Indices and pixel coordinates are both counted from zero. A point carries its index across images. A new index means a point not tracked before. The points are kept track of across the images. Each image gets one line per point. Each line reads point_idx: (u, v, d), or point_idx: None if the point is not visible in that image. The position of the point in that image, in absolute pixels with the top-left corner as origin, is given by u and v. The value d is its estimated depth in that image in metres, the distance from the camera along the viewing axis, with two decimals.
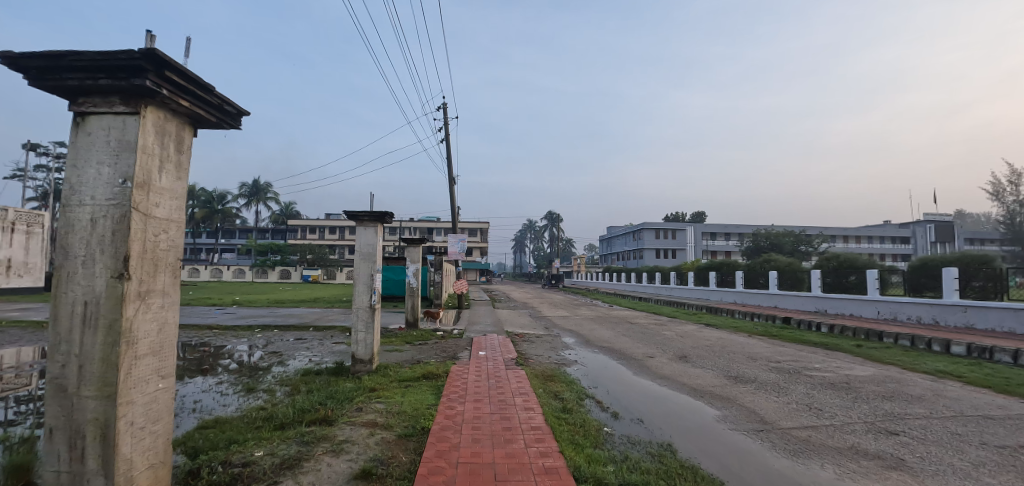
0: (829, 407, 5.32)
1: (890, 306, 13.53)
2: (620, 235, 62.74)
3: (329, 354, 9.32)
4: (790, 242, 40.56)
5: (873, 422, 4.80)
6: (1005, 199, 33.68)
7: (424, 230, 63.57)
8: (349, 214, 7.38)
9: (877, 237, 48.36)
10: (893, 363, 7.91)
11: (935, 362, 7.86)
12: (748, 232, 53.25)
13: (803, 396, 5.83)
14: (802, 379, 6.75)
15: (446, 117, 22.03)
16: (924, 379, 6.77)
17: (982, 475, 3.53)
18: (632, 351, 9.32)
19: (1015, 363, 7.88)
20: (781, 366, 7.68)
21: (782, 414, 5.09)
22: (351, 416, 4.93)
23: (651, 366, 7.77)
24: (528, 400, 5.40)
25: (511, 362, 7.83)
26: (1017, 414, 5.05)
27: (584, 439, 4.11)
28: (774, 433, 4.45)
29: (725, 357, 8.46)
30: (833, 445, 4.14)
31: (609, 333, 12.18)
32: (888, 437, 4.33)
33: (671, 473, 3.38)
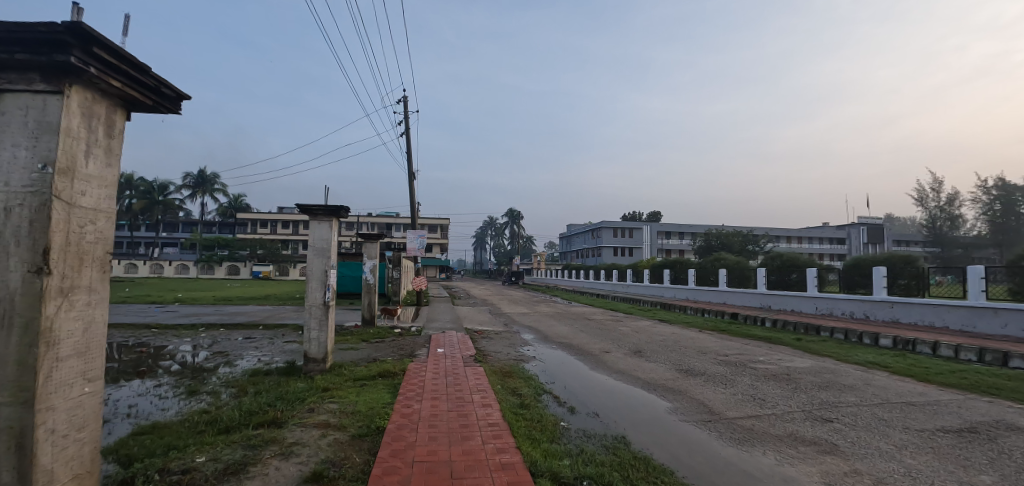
0: (772, 397, 5.61)
1: (827, 302, 14.48)
2: (579, 234, 63.79)
3: (280, 354, 8.94)
4: (738, 242, 42.59)
5: (810, 410, 5.10)
6: (928, 204, 36.70)
7: (383, 225, 62.17)
8: (302, 207, 7.09)
9: (817, 238, 51.60)
10: (829, 355, 8.46)
11: (865, 354, 8.48)
12: (700, 232, 55.52)
13: (748, 387, 6.12)
14: (748, 371, 7.09)
15: (407, 110, 21.55)
16: (855, 370, 7.28)
17: (904, 456, 3.83)
18: (590, 346, 9.51)
19: (934, 354, 8.62)
20: (729, 359, 8.06)
21: (728, 405, 5.33)
22: (302, 417, 4.75)
23: (607, 362, 7.94)
24: (486, 397, 5.39)
25: (470, 359, 7.80)
26: (934, 400, 5.53)
27: (541, 434, 4.15)
28: (721, 423, 4.66)
29: (677, 352, 8.77)
30: (774, 433, 4.37)
31: (567, 329, 12.37)
32: (823, 424, 4.63)
33: (624, 465, 3.46)
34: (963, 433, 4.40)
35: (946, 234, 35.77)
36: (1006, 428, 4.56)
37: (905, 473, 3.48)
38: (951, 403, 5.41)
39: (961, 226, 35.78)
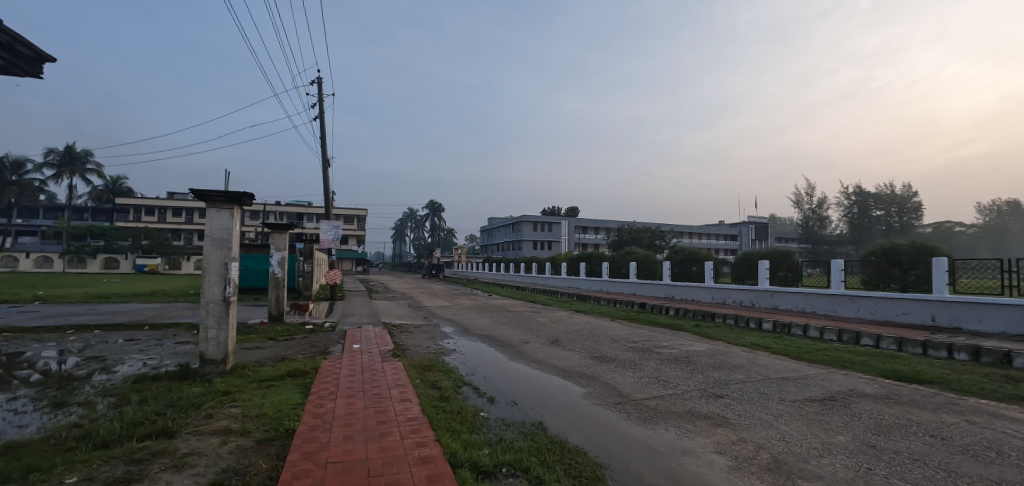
0: (673, 379, 6.13)
1: (721, 292, 16.12)
2: (500, 228, 64.48)
3: (171, 356, 8.02)
4: (647, 237, 45.74)
5: (705, 388, 5.66)
6: (802, 206, 42.22)
7: (293, 215, 58.08)
8: (197, 192, 6.38)
9: (713, 235, 57.12)
10: (722, 339, 9.42)
11: (752, 337, 9.57)
12: (614, 227, 58.88)
13: (654, 370, 6.62)
14: (654, 356, 7.67)
15: (321, 92, 20.26)
16: (743, 351, 8.17)
17: (780, 423, 4.39)
18: (509, 337, 9.70)
19: (805, 335, 9.95)
20: (637, 346, 8.67)
21: (636, 387, 5.74)
22: (199, 425, 4.32)
23: (525, 352, 8.15)
24: (404, 392, 5.28)
25: (388, 354, 7.58)
26: (804, 374, 6.39)
27: (461, 426, 4.15)
28: (629, 404, 5.01)
29: (591, 340, 9.23)
30: (675, 410, 4.79)
31: (487, 321, 12.51)
32: (716, 400, 5.16)
33: (542, 449, 3.58)
34: (824, 401, 5.15)
35: (815, 232, 41.48)
36: (856, 395, 5.42)
37: (780, 438, 4.00)
38: (816, 376, 6.29)
39: (827, 226, 41.64)
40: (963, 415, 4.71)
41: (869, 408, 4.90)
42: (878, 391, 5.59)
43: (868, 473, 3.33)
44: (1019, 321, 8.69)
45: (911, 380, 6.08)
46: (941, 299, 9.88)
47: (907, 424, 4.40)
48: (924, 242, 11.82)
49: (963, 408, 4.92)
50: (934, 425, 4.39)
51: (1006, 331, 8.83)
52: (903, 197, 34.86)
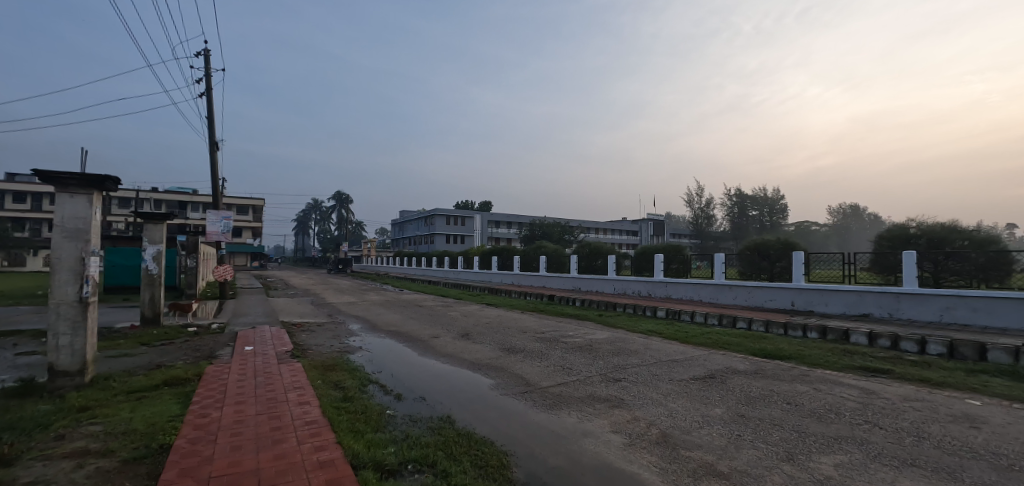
0: (577, 366, 6.45)
1: (622, 283, 17.30)
2: (412, 221, 62.90)
3: (6, 370, 6.68)
4: (557, 232, 47.56)
5: (605, 373, 6.04)
6: (692, 205, 46.76)
7: (173, 204, 51.41)
8: (42, 174, 5.35)
9: (617, 230, 61.10)
10: (621, 327, 10.11)
11: (647, 324, 10.39)
12: (525, 222, 60.41)
13: (559, 359, 6.92)
14: (559, 345, 8.00)
15: (207, 66, 18.07)
16: (639, 337, 8.84)
17: (668, 401, 4.83)
18: (419, 333, 9.53)
19: (692, 320, 11.04)
20: (544, 336, 8.99)
21: (543, 376, 5.95)
22: (45, 448, 3.66)
23: (435, 346, 8.05)
24: (303, 394, 4.94)
25: (285, 355, 7.03)
26: (690, 356, 7.09)
27: (365, 425, 3.99)
28: (535, 392, 5.18)
29: (501, 333, 9.38)
30: (577, 395, 5.05)
31: (396, 317, 12.15)
32: (614, 384, 5.53)
33: (448, 442, 3.57)
34: (705, 379, 5.76)
35: (703, 229, 46.22)
36: (731, 372, 6.13)
37: (668, 414, 4.40)
38: (700, 357, 7.01)
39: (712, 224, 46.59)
40: (811, 384, 5.57)
41: (741, 383, 5.56)
42: (749, 367, 6.38)
43: (739, 439, 3.79)
44: (854, 304, 10.48)
45: (774, 357, 7.05)
46: (799, 287, 11.55)
47: (769, 394, 5.09)
48: (786, 238, 13.68)
49: (812, 378, 5.82)
50: (790, 393, 5.12)
51: (846, 312, 10.59)
52: (772, 199, 40.19)
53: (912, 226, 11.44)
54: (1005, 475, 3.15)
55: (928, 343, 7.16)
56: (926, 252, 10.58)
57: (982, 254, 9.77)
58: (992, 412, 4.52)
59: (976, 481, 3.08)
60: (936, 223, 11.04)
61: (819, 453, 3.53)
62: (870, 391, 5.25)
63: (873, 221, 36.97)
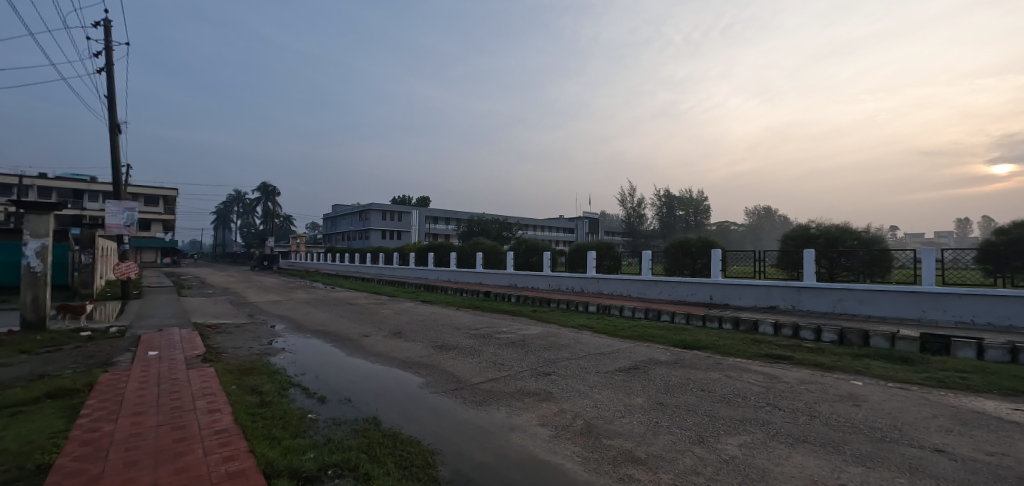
0: (508, 362, 6.51)
1: (556, 280, 17.71)
2: (346, 215, 60.36)
3: None
4: (495, 228, 47.76)
5: (535, 368, 6.16)
6: (624, 204, 48.96)
7: (65, 192, 45.52)
8: None
9: (553, 227, 62.55)
10: (554, 322, 10.36)
11: (579, 318, 10.72)
12: (464, 218, 60.16)
13: (491, 355, 6.96)
14: (492, 342, 8.05)
15: (107, 39, 16.15)
16: (571, 332, 9.10)
17: (594, 392, 5.02)
18: (349, 332, 9.17)
19: (621, 314, 11.55)
20: (478, 332, 9.00)
21: (474, 372, 5.95)
22: None
23: (365, 346, 7.79)
24: (213, 401, 4.57)
25: (196, 359, 6.47)
26: (616, 349, 7.41)
27: (283, 431, 3.76)
28: (465, 389, 5.16)
29: (434, 330, 9.25)
30: (507, 390, 5.10)
31: (324, 316, 11.61)
32: (543, 378, 5.65)
33: (372, 444, 3.47)
34: (629, 370, 6.04)
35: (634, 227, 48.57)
36: (653, 362, 6.49)
37: (593, 405, 4.57)
38: (626, 349, 7.35)
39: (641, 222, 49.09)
40: (723, 371, 6.03)
41: (661, 372, 5.89)
42: (669, 358, 6.78)
43: (656, 425, 4.02)
44: (763, 297, 11.49)
45: (693, 347, 7.55)
46: (716, 282, 12.46)
47: (686, 382, 5.45)
48: (706, 236, 14.68)
49: (724, 366, 6.29)
50: (704, 381, 5.51)
51: (755, 305, 11.58)
52: (696, 200, 43.22)
53: (812, 227, 12.67)
54: (877, 446, 3.60)
55: (821, 331, 8.01)
56: (823, 251, 11.82)
57: (867, 252, 11.10)
58: (869, 391, 5.14)
59: (854, 452, 3.49)
60: (831, 224, 12.33)
61: (727, 435, 3.83)
62: (772, 376, 5.78)
63: (782, 221, 40.69)
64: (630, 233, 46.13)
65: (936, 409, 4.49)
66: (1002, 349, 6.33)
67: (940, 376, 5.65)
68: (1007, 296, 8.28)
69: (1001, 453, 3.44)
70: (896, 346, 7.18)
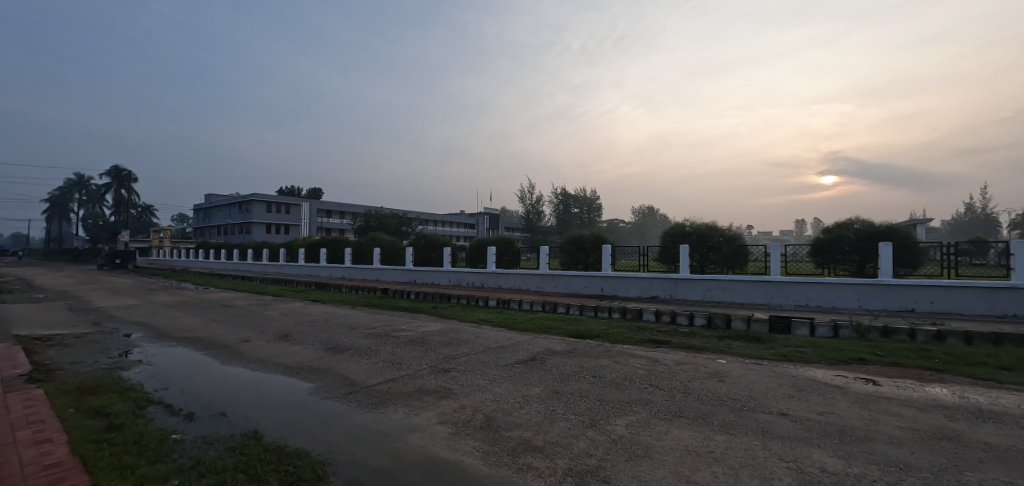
0: (407, 361, 6.32)
1: (456, 275, 17.58)
2: (222, 207, 53.89)
3: None
4: (394, 223, 46.13)
5: (435, 365, 6.06)
6: (524, 201, 50.51)
7: None
8: None
9: (455, 222, 62.47)
10: (455, 318, 10.32)
11: (480, 313, 10.80)
12: (360, 212, 57.29)
13: (388, 355, 6.70)
14: (391, 341, 7.75)
15: None
16: (471, 327, 9.10)
17: (494, 386, 5.08)
18: (225, 337, 8.19)
19: (520, 307, 11.86)
20: (375, 332, 8.61)
21: (370, 373, 5.68)
22: None
23: (244, 352, 7.01)
24: (41, 430, 3.76)
25: (16, 381, 5.28)
26: (515, 342, 7.59)
27: (138, 458, 3.23)
28: (360, 392, 4.90)
29: (326, 331, 8.64)
30: (405, 390, 4.94)
31: (194, 321, 10.23)
32: (443, 374, 5.58)
33: (252, 462, 3.12)
34: (527, 361, 6.23)
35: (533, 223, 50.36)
36: (550, 353, 6.76)
37: (492, 398, 4.63)
38: (524, 342, 7.56)
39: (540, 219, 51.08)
40: (612, 357, 6.49)
41: (557, 362, 6.16)
42: (564, 348, 7.13)
43: (553, 414, 4.19)
44: (646, 288, 12.62)
45: (586, 337, 8.02)
46: (606, 275, 13.38)
47: (579, 370, 5.77)
48: (598, 233, 15.64)
49: (613, 353, 6.78)
50: (595, 368, 5.88)
51: (640, 295, 12.68)
52: (588, 199, 46.26)
53: (687, 225, 14.10)
54: (737, 415, 4.14)
55: (694, 317, 9.01)
56: (695, 246, 13.29)
57: (730, 247, 12.75)
58: (731, 367, 5.91)
59: (720, 422, 3.98)
60: (702, 223, 13.76)
61: (616, 416, 4.12)
62: (654, 360, 6.36)
63: (662, 220, 45.15)
64: (529, 228, 47.21)
65: (780, 379, 5.31)
66: (828, 326, 7.71)
67: (783, 351, 6.71)
68: (829, 282, 10.11)
69: (827, 412, 4.17)
70: (751, 327, 8.36)
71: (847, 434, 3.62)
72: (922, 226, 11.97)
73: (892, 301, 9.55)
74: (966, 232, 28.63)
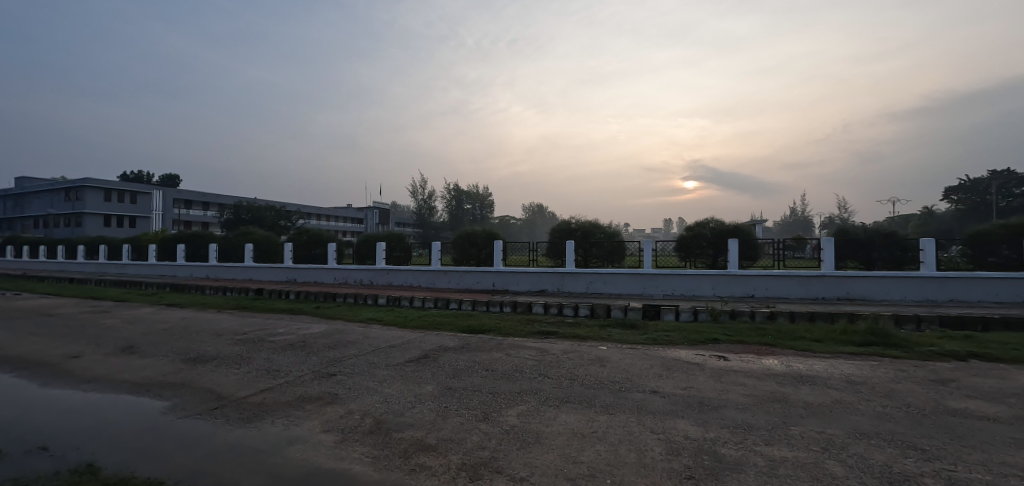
0: (285, 367, 5.76)
1: (342, 273, 16.48)
2: (38, 193, 43.83)
3: None
4: (271, 216, 41.85)
5: (318, 370, 5.61)
6: (417, 195, 49.45)
7: None
8: None
9: (341, 217, 58.83)
10: (341, 318, 9.69)
11: (369, 312, 10.27)
12: (228, 203, 50.94)
13: (263, 362, 6.04)
14: (266, 346, 7.00)
15: None
16: (358, 327, 8.62)
17: (384, 387, 4.87)
18: (42, 353, 6.66)
19: (412, 305, 11.55)
20: (247, 337, 7.71)
21: (241, 384, 5.06)
22: None
23: (71, 370, 5.78)
24: None
25: None
26: (406, 340, 7.36)
27: None
28: (229, 406, 4.34)
29: (184, 340, 7.50)
30: (284, 400, 4.50)
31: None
32: (328, 379, 5.20)
33: None
34: (419, 359, 6.08)
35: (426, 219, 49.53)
36: (442, 349, 6.68)
37: (382, 401, 4.42)
38: (416, 340, 7.37)
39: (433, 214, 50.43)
40: (504, 350, 6.63)
41: (449, 358, 6.11)
42: (457, 343, 7.10)
43: (446, 410, 4.14)
44: (536, 282, 13.15)
45: (479, 331, 8.08)
46: (498, 270, 13.63)
47: (472, 365, 5.79)
48: (490, 229, 15.90)
49: (505, 346, 6.93)
50: (487, 361, 5.95)
51: (530, 289, 13.17)
52: (481, 195, 47.10)
53: (572, 222, 14.99)
54: (616, 396, 4.50)
55: (579, 308, 9.61)
56: (580, 242, 14.17)
57: (610, 243, 13.84)
58: (611, 353, 6.42)
59: (601, 403, 4.29)
60: (586, 220, 14.81)
61: (507, 407, 4.21)
62: (543, 350, 6.64)
63: (550, 217, 47.57)
64: (421, 224, 46.11)
65: (652, 360, 5.90)
66: (689, 312, 8.78)
67: (654, 335, 7.48)
68: (690, 274, 11.52)
69: (688, 386, 4.74)
70: (628, 315, 9.18)
71: (705, 405, 4.14)
72: (760, 226, 14.21)
73: (738, 288, 11.20)
74: (788, 232, 34.71)
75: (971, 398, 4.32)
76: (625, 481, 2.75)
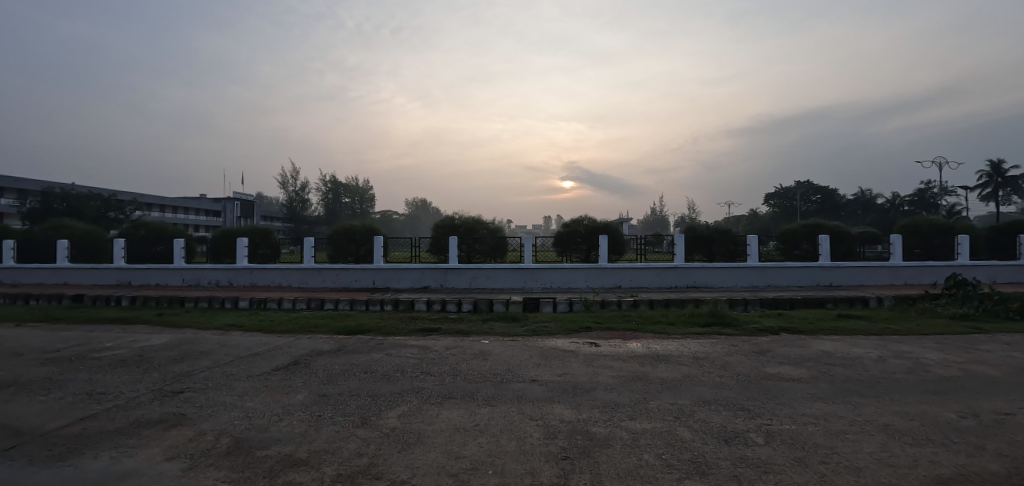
0: (114, 388, 4.78)
1: (193, 273, 14.25)
2: None
3: None
4: (96, 206, 34.68)
5: (159, 388, 4.77)
6: (287, 185, 45.18)
7: None
8: None
9: (192, 209, 51.12)
10: (190, 326, 8.37)
11: (225, 318, 9.03)
12: (31, 189, 40.92)
13: (82, 384, 4.94)
14: (87, 364, 5.75)
15: None
16: (213, 335, 7.54)
17: (244, 401, 4.31)
18: None
19: (280, 307, 10.47)
20: (59, 355, 6.24)
21: (49, 414, 4.07)
22: None
23: None
24: None
25: None
26: (273, 347, 6.63)
27: None
28: (29, 444, 3.45)
29: None
30: (112, 428, 3.73)
31: None
32: (173, 398, 4.44)
33: None
34: (288, 367, 5.52)
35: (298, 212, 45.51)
36: (316, 354, 6.15)
37: (242, 416, 3.91)
38: (284, 345, 6.69)
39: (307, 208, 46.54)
40: (384, 351, 6.33)
41: (323, 363, 5.66)
42: (332, 346, 6.61)
43: (319, 419, 3.81)
44: (420, 279, 12.85)
45: (356, 332, 7.62)
46: (378, 267, 13.00)
47: (349, 368, 5.42)
48: (370, 224, 15.17)
49: (385, 346, 6.62)
50: (366, 364, 5.63)
51: (413, 286, 12.84)
52: (361, 189, 45.00)
53: (456, 218, 14.93)
54: (497, 388, 4.58)
55: (462, 303, 9.63)
56: (463, 238, 14.20)
57: (493, 238, 14.16)
58: (493, 346, 6.52)
59: (484, 396, 4.33)
60: (470, 216, 14.91)
61: (388, 409, 4.03)
62: (425, 348, 6.50)
63: (435, 212, 47.26)
64: (292, 219, 42.20)
65: (531, 351, 6.14)
66: (565, 303, 9.34)
67: (533, 326, 7.81)
68: (567, 268, 12.27)
69: (564, 373, 5.02)
70: (509, 308, 9.45)
71: (579, 388, 4.43)
72: (627, 223, 15.71)
73: (608, 280, 12.24)
74: (648, 229, 39.17)
75: (781, 365, 5.29)
76: (506, 470, 2.79)
